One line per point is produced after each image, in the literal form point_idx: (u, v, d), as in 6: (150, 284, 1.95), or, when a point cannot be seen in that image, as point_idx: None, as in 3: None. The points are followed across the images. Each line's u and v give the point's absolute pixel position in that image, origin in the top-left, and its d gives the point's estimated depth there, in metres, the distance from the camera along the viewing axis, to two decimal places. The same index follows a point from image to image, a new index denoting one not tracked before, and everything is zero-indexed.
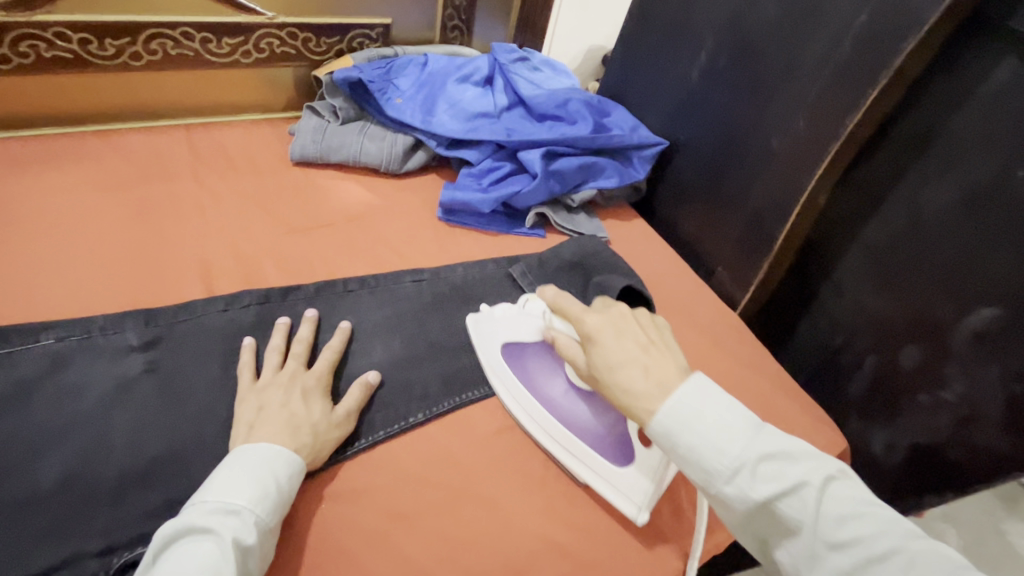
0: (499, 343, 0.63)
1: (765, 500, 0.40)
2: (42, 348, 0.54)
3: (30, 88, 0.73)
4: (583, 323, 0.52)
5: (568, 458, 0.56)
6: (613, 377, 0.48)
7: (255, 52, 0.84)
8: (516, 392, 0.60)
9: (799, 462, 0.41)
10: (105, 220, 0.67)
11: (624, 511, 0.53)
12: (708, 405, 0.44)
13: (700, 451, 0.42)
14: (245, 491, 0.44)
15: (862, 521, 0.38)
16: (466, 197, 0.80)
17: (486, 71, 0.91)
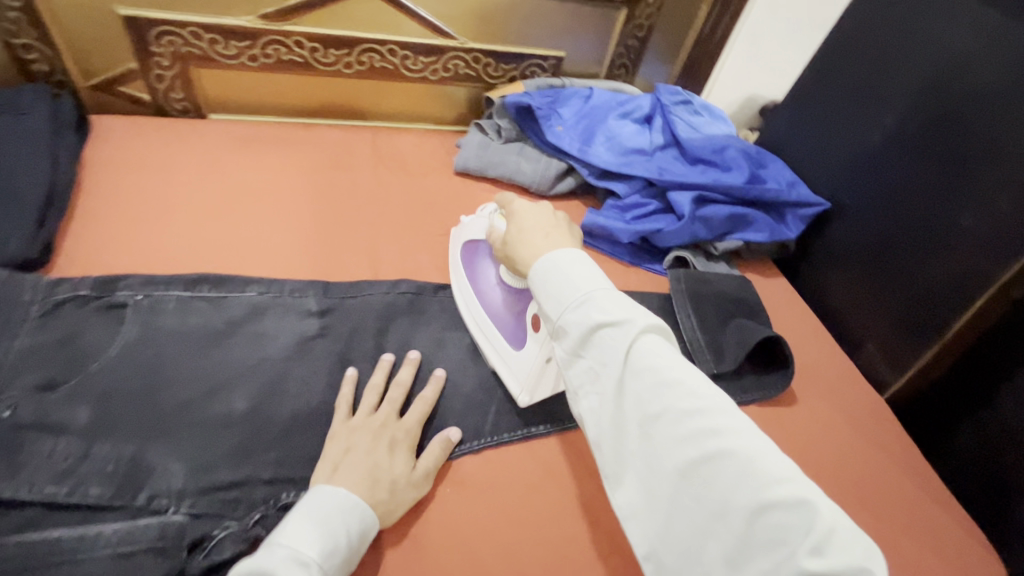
0: (461, 240, 0.70)
1: (591, 323, 0.42)
2: (248, 296, 0.64)
3: (266, 82, 0.88)
4: (511, 206, 0.58)
5: (482, 341, 0.64)
6: (520, 242, 0.53)
7: (442, 71, 0.93)
8: (461, 283, 0.68)
9: (633, 308, 0.43)
10: (302, 198, 0.78)
11: (508, 386, 0.61)
12: (575, 255, 0.47)
13: (556, 285, 0.45)
14: (320, 544, 0.43)
15: (669, 363, 0.40)
16: (608, 224, 0.82)
17: (647, 110, 0.94)
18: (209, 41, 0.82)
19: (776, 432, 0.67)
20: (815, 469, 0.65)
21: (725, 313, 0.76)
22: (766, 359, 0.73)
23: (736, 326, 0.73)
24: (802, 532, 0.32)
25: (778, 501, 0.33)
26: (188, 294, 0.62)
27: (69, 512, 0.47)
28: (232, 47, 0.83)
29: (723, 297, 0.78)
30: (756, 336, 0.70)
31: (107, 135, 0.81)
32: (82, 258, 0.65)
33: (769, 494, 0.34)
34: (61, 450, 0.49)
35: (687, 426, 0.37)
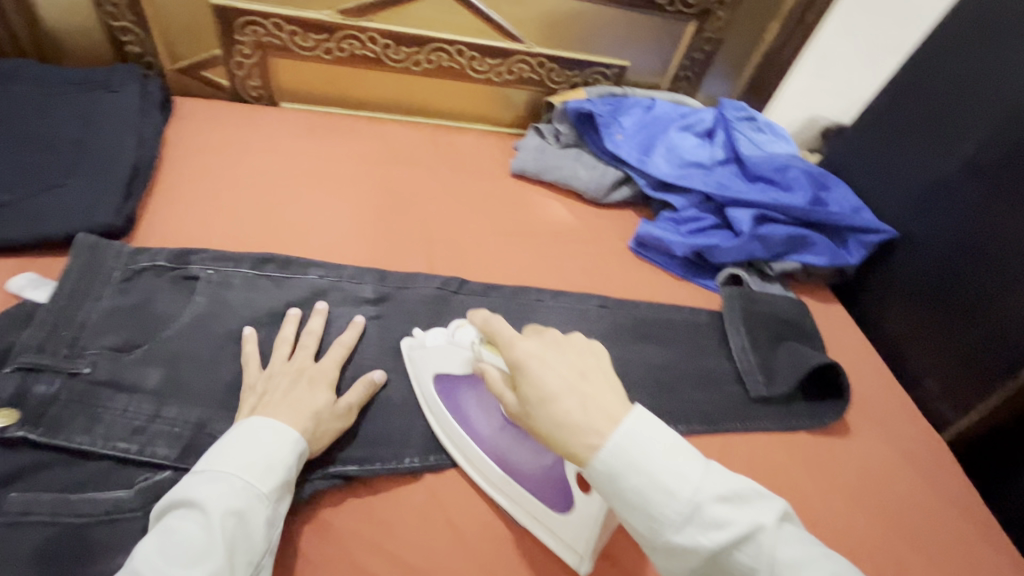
0: (433, 375, 0.57)
1: (718, 548, 0.38)
2: (310, 278, 0.66)
3: (338, 75, 0.91)
4: (511, 347, 0.46)
5: (509, 505, 0.53)
6: (546, 411, 0.42)
7: (506, 74, 0.95)
8: (456, 437, 0.56)
9: (747, 506, 0.39)
10: (364, 188, 0.81)
11: (565, 558, 0.51)
12: (655, 447, 0.40)
13: (645, 494, 0.39)
14: (230, 461, 0.44)
15: (808, 562, 0.37)
16: (662, 235, 0.82)
17: (709, 124, 0.92)
18: (289, 33, 0.85)
19: (826, 461, 0.65)
20: (865, 502, 0.63)
21: (776, 334, 0.74)
22: (818, 385, 0.71)
23: (788, 350, 0.72)
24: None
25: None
26: (255, 271, 0.65)
27: (136, 467, 0.49)
28: (310, 40, 0.86)
29: (776, 319, 0.76)
30: (810, 361, 0.69)
31: (187, 115, 0.85)
32: (159, 230, 0.69)
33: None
34: (132, 410, 0.51)
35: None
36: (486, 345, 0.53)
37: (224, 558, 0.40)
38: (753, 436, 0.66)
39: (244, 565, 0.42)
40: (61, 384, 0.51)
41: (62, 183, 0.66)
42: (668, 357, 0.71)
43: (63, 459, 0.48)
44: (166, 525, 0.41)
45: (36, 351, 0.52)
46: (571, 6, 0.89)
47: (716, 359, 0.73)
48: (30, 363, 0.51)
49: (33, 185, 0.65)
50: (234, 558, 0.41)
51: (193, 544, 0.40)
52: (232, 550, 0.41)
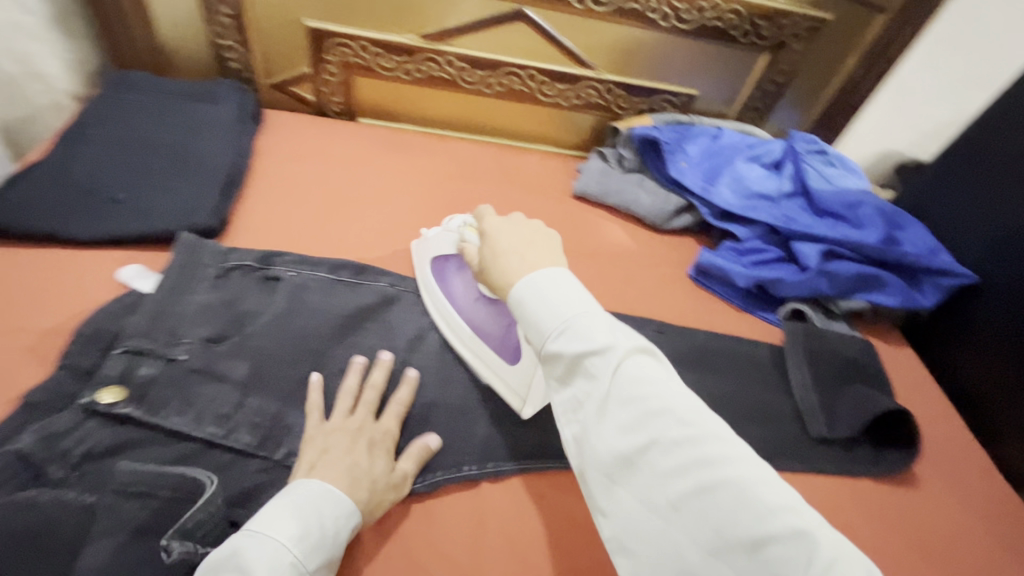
0: (428, 258, 0.70)
1: (575, 355, 0.42)
2: (381, 287, 0.70)
3: (414, 94, 0.96)
4: (484, 219, 0.59)
5: (472, 359, 0.63)
6: (494, 263, 0.53)
7: (574, 98, 0.97)
8: (439, 303, 0.67)
9: (611, 332, 0.43)
10: (434, 204, 0.85)
11: (509, 401, 0.61)
12: (553, 277, 0.47)
13: (536, 312, 0.46)
14: (286, 528, 0.44)
15: (652, 385, 0.40)
16: (724, 265, 0.81)
17: (778, 155, 0.91)
18: (373, 55, 0.91)
19: (892, 511, 0.63)
20: (934, 560, 0.60)
21: (841, 375, 0.72)
22: (885, 433, 0.69)
23: (854, 393, 0.69)
24: (804, 563, 0.33)
25: (774, 529, 0.34)
26: (332, 276, 0.69)
27: (221, 452, 0.53)
28: (392, 61, 0.91)
29: (840, 359, 0.74)
30: (878, 408, 0.66)
31: (276, 126, 0.92)
32: (248, 232, 0.75)
33: (767, 525, 0.34)
34: (220, 397, 0.56)
35: (680, 457, 0.38)
36: (469, 229, 0.65)
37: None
38: (812, 477, 0.64)
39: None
40: (160, 368, 0.56)
41: (168, 185, 0.73)
42: (727, 388, 0.71)
43: (159, 437, 0.53)
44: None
45: (141, 337, 0.58)
46: (643, 36, 0.90)
47: (775, 394, 0.72)
48: (134, 347, 0.57)
49: (148, 188, 0.72)
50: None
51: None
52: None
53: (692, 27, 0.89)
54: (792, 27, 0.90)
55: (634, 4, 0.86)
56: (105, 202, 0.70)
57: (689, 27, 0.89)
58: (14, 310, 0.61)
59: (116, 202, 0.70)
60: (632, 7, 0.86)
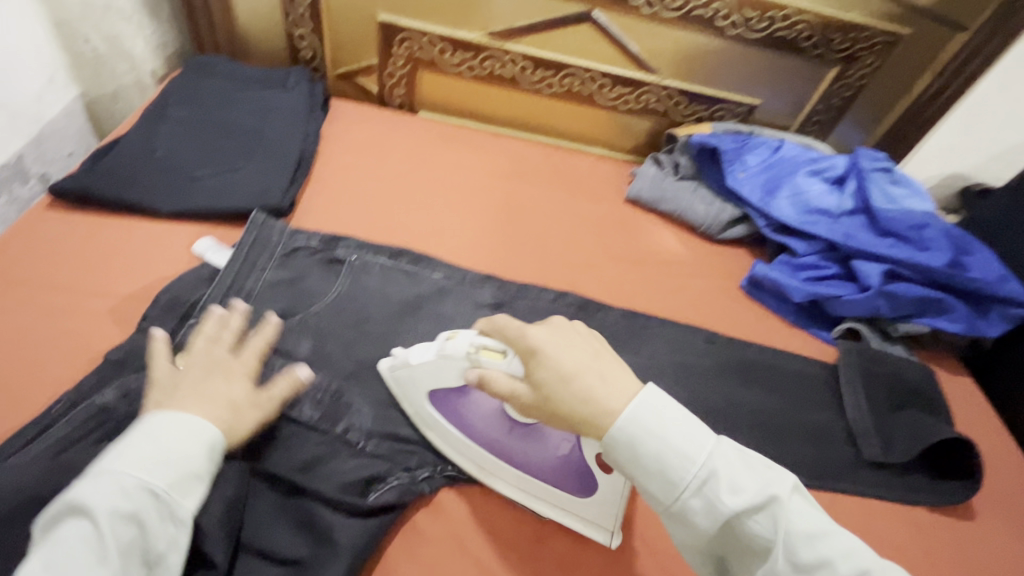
0: (424, 392, 0.56)
1: (734, 516, 0.41)
2: (437, 277, 0.72)
3: (474, 90, 0.98)
4: (523, 337, 0.48)
5: (532, 500, 0.55)
6: (568, 393, 0.45)
7: (633, 103, 0.97)
8: (462, 446, 0.56)
9: (761, 478, 0.42)
10: (489, 199, 0.86)
11: (595, 537, 0.54)
12: (670, 417, 0.44)
13: (670, 466, 0.42)
14: (130, 461, 0.42)
15: (817, 533, 0.41)
16: (779, 279, 0.80)
17: (840, 170, 0.89)
18: (439, 50, 0.93)
19: (949, 542, 0.61)
20: None
21: (896, 399, 0.70)
22: (941, 461, 0.67)
23: (909, 418, 0.68)
24: None
25: None
26: (391, 263, 0.71)
27: (284, 422, 0.56)
28: (456, 57, 0.93)
29: (897, 383, 0.72)
30: (936, 436, 0.64)
31: (341, 114, 0.95)
32: (313, 215, 0.78)
33: None
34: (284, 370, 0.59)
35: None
36: (484, 351, 0.50)
37: (113, 567, 0.38)
38: (861, 502, 0.63)
39: (136, 568, 0.40)
40: None
41: (242, 165, 0.76)
42: (775, 404, 0.70)
43: None
44: (55, 535, 0.38)
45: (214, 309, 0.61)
46: (709, 43, 0.89)
47: (825, 414, 0.70)
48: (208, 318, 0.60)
49: (222, 167, 0.76)
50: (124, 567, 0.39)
51: (86, 558, 0.38)
52: (125, 558, 0.39)
53: (761, 37, 0.88)
54: (865, 40, 0.89)
55: (703, 10, 0.85)
56: (183, 178, 0.73)
57: (757, 37, 0.88)
58: (100, 274, 0.65)
59: (192, 178, 0.74)
60: (701, 13, 0.86)
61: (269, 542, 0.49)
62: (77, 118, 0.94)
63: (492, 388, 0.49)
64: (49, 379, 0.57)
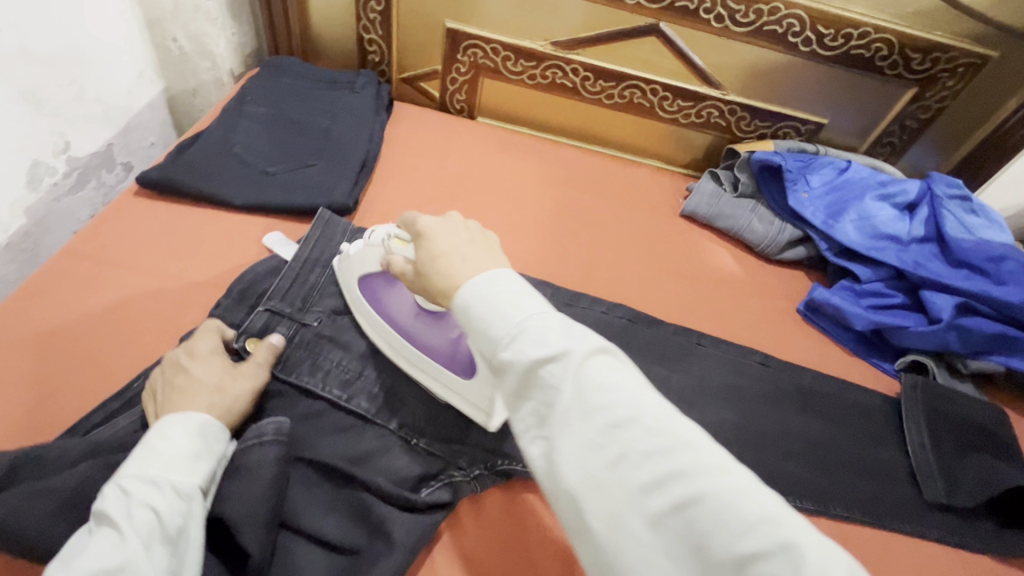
0: (355, 276, 0.63)
1: (531, 363, 0.38)
2: None
3: (535, 98, 0.98)
4: (415, 223, 0.52)
5: (424, 378, 0.59)
6: (435, 265, 0.47)
7: (694, 117, 0.96)
8: (374, 324, 0.62)
9: (571, 336, 0.39)
10: (544, 207, 0.87)
11: (473, 417, 0.57)
12: (500, 279, 0.42)
13: (484, 317, 0.41)
14: (127, 465, 0.45)
15: (617, 390, 0.37)
16: (841, 305, 0.77)
17: (913, 196, 0.85)
18: (503, 58, 0.94)
19: None
20: None
21: (963, 440, 0.67)
22: (1009, 513, 0.63)
23: (976, 463, 0.64)
24: None
25: (756, 549, 0.30)
26: None
27: (344, 414, 0.58)
28: (519, 65, 0.94)
29: (963, 423, 0.68)
30: (1004, 488, 0.61)
31: (404, 117, 0.97)
32: (375, 214, 0.80)
33: (748, 540, 0.31)
34: (344, 364, 0.61)
35: (648, 466, 0.34)
36: (395, 238, 0.56)
37: (136, 544, 0.41)
38: (918, 544, 0.60)
39: (164, 545, 0.42)
40: (293, 330, 0.62)
41: (310, 163, 0.80)
42: (831, 435, 0.67)
43: (292, 392, 0.58)
44: (73, 550, 0.41)
45: (280, 299, 0.63)
46: (778, 59, 0.87)
47: (884, 448, 0.68)
48: (275, 307, 0.62)
49: (292, 163, 0.79)
50: (150, 547, 0.42)
51: (109, 548, 0.40)
52: (146, 535, 0.41)
53: (835, 54, 0.85)
54: (947, 62, 0.85)
55: (775, 26, 0.83)
56: (257, 172, 0.77)
57: (831, 54, 0.86)
58: (178, 261, 0.69)
59: (265, 174, 0.77)
60: (773, 29, 0.84)
61: (315, 526, 0.51)
62: (160, 111, 1.00)
63: (393, 269, 0.54)
64: (133, 357, 0.61)
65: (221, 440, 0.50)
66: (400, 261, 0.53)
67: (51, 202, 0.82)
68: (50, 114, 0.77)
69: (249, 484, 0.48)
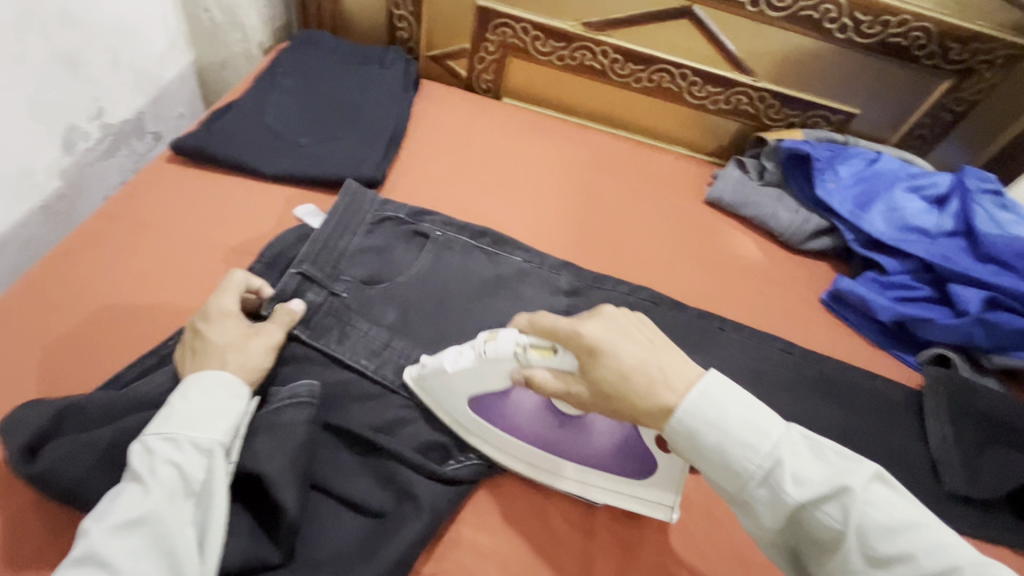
0: (464, 398, 0.55)
1: (798, 503, 0.42)
2: (514, 261, 0.72)
3: (562, 80, 0.98)
4: (580, 334, 0.47)
5: (585, 489, 0.55)
6: (633, 387, 0.45)
7: (722, 103, 0.95)
8: (504, 445, 0.55)
9: (830, 469, 0.42)
10: (571, 189, 0.87)
11: (656, 515, 0.54)
12: (727, 405, 0.44)
13: (729, 455, 0.43)
14: (152, 424, 0.47)
15: (893, 522, 0.41)
16: (865, 295, 0.77)
17: (943, 189, 0.84)
18: (532, 38, 0.94)
19: None
20: None
21: (988, 433, 0.66)
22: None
23: (1001, 459, 0.64)
24: None
25: None
26: (472, 242, 0.73)
27: (370, 382, 0.59)
28: (549, 45, 0.94)
29: (988, 419, 0.67)
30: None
31: (431, 94, 0.97)
32: (401, 189, 0.81)
33: None
34: (370, 334, 0.62)
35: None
36: (532, 349, 0.49)
37: (159, 496, 0.43)
38: None
39: (186, 499, 0.45)
40: (321, 297, 0.63)
41: (339, 136, 0.80)
42: (852, 423, 0.67)
43: (320, 358, 0.59)
44: (109, 499, 0.44)
45: (312, 264, 0.64)
46: (812, 46, 0.86)
47: (905, 439, 0.67)
48: (307, 272, 0.63)
49: (322, 136, 0.80)
50: (173, 500, 0.44)
51: (136, 501, 0.43)
52: (168, 489, 0.44)
53: (871, 42, 0.84)
54: (987, 53, 0.83)
55: (812, 11, 0.82)
56: (288, 143, 0.78)
57: (867, 42, 0.84)
58: (209, 227, 0.71)
59: (295, 145, 0.78)
60: (809, 14, 0.83)
61: (342, 487, 0.52)
62: (189, 82, 1.01)
63: (544, 387, 0.49)
64: (167, 318, 0.62)
65: (240, 396, 0.50)
66: (546, 374, 0.49)
67: (85, 167, 0.83)
68: (87, 79, 0.79)
69: (282, 442, 0.50)
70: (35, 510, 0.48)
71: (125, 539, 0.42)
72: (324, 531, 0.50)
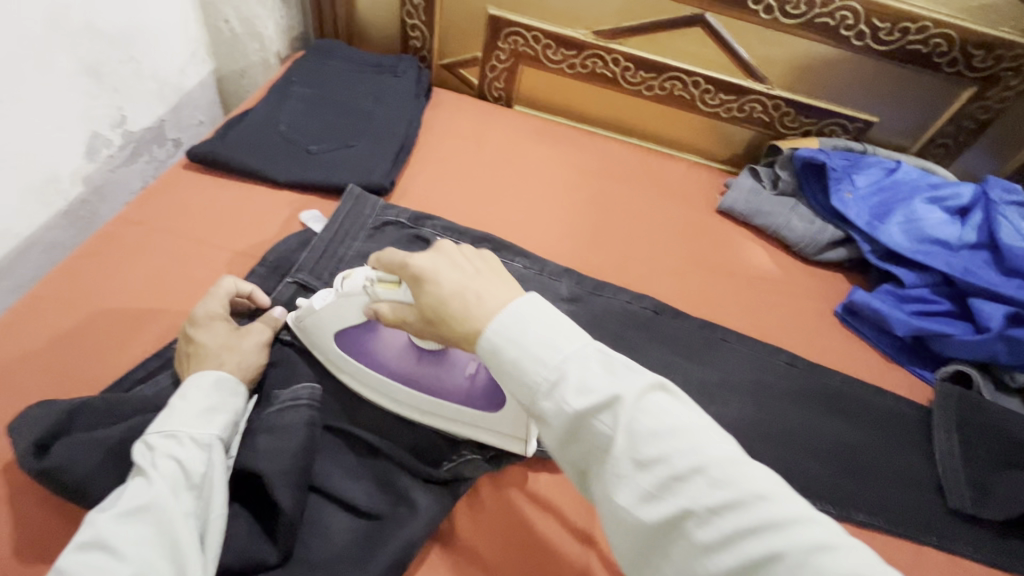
0: (331, 334, 0.57)
1: (580, 414, 0.37)
2: (517, 268, 0.73)
3: (573, 88, 0.98)
4: (408, 264, 0.46)
5: (442, 423, 0.57)
6: (447, 313, 0.43)
7: (736, 111, 0.94)
8: (366, 380, 0.58)
9: (617, 377, 0.38)
10: (579, 197, 0.87)
11: (511, 448, 0.56)
12: (529, 318, 0.40)
13: (514, 365, 0.39)
14: (153, 424, 0.48)
15: (677, 436, 0.36)
16: (882, 308, 0.74)
17: (966, 200, 0.81)
18: (543, 46, 0.94)
19: None
20: None
21: (1002, 454, 0.64)
22: None
23: (1015, 479, 0.62)
24: None
25: None
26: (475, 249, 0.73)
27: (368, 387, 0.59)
28: (559, 54, 0.94)
29: (1000, 438, 0.65)
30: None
31: (443, 102, 0.98)
32: (407, 196, 0.81)
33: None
34: None
35: (706, 514, 0.34)
36: (378, 282, 0.51)
37: (163, 487, 0.44)
38: (943, 556, 0.59)
39: (188, 491, 0.45)
40: None
41: (349, 144, 0.81)
42: (860, 440, 0.65)
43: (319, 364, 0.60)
44: (111, 500, 0.44)
45: (308, 273, 0.66)
46: (828, 53, 0.85)
47: (914, 457, 0.65)
48: (303, 281, 0.65)
49: (333, 143, 0.81)
50: (176, 491, 0.44)
51: (140, 495, 0.43)
52: (171, 480, 0.44)
53: (888, 49, 0.82)
54: (1012, 59, 0.81)
55: (828, 18, 0.81)
56: (299, 150, 0.79)
57: (885, 49, 0.82)
58: (220, 232, 0.72)
59: (306, 152, 0.79)
60: (825, 22, 0.81)
61: (339, 491, 0.52)
62: (209, 90, 1.03)
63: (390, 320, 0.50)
64: (175, 320, 0.64)
65: (236, 395, 0.52)
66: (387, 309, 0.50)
67: (107, 172, 0.86)
68: (110, 88, 0.81)
69: (281, 444, 0.51)
70: (42, 507, 0.50)
71: (131, 528, 0.42)
72: (321, 534, 0.51)
